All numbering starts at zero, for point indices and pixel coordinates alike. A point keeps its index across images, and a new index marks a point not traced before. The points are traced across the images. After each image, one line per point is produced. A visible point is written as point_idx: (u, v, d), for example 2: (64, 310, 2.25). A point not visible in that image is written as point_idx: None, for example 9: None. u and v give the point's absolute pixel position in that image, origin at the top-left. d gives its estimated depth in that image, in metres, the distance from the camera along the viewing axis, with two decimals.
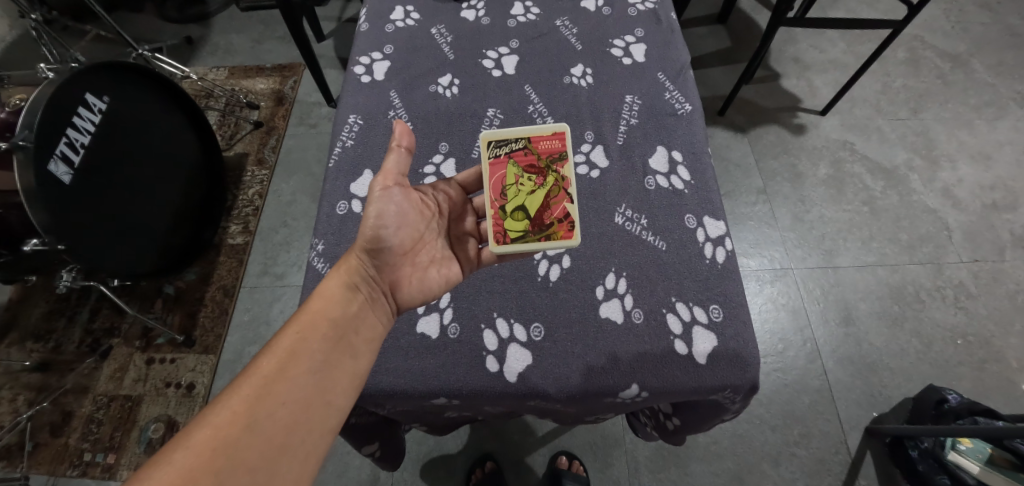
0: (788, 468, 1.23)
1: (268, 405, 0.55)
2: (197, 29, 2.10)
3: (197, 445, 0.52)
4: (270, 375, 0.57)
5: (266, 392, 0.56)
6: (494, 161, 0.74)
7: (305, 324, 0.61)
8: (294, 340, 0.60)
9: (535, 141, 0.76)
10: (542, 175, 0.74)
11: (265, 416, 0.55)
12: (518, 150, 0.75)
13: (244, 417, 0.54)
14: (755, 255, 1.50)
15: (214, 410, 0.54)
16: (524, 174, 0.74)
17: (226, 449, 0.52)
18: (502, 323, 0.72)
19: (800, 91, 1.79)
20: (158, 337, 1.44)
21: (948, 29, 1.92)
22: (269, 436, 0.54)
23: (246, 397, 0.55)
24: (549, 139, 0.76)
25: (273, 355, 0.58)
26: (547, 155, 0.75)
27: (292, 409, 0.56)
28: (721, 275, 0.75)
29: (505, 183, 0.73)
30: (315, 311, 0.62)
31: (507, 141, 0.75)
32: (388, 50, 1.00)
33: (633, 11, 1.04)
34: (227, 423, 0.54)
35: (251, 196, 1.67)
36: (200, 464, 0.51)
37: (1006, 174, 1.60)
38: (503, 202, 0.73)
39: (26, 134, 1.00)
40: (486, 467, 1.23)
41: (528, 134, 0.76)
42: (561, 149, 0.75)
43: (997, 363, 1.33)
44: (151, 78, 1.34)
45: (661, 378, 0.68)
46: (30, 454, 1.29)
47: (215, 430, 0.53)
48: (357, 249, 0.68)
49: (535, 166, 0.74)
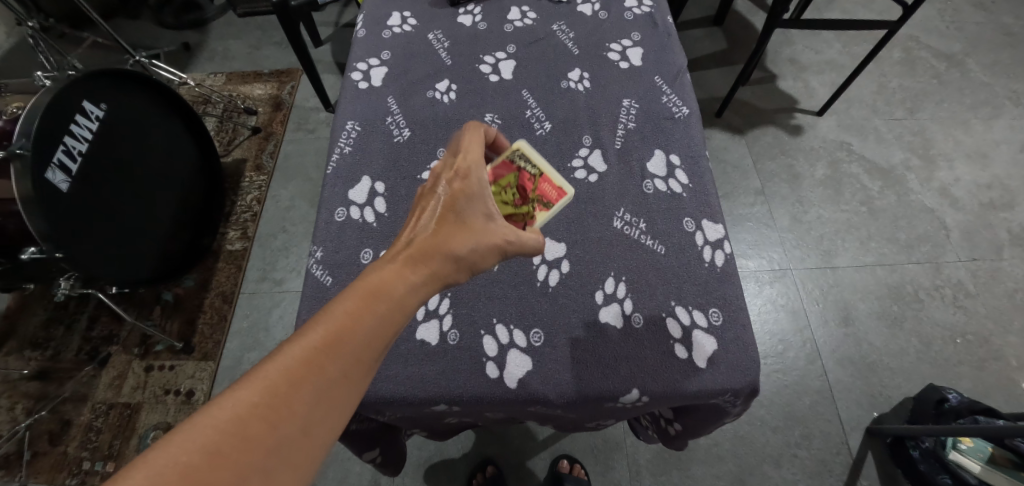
0: (789, 470, 1.23)
1: (315, 388, 0.42)
2: (195, 35, 2.11)
3: (222, 426, 0.38)
4: (321, 346, 0.44)
5: (306, 373, 0.42)
6: (504, 163, 0.71)
7: (364, 293, 0.48)
8: (352, 310, 0.46)
9: (543, 178, 0.72)
10: (523, 202, 0.69)
11: (311, 398, 0.42)
12: (528, 173, 0.71)
13: (275, 404, 0.40)
14: (754, 257, 1.50)
15: (246, 386, 0.40)
16: (513, 189, 0.69)
17: (250, 441, 0.39)
18: (502, 329, 0.72)
19: (798, 92, 1.80)
20: (157, 344, 1.43)
21: (943, 29, 1.94)
22: (304, 437, 0.41)
23: (281, 377, 0.41)
24: (554, 190, 0.72)
25: (326, 324, 0.45)
26: (539, 195, 0.71)
27: (335, 401, 0.43)
28: (721, 278, 0.75)
29: (494, 181, 0.69)
30: (374, 282, 0.49)
31: (529, 161, 0.72)
32: (385, 56, 1.00)
33: (629, 15, 1.04)
34: (262, 400, 0.40)
35: (250, 202, 1.67)
36: (220, 454, 0.37)
37: (1003, 173, 1.61)
38: None
39: (25, 141, 0.99)
40: (487, 472, 1.22)
41: (547, 169, 0.73)
42: (552, 203, 0.72)
43: (997, 361, 1.33)
44: (150, 85, 1.35)
45: (661, 384, 0.67)
46: (29, 463, 1.28)
47: (230, 409, 0.39)
48: (409, 232, 0.57)
49: (525, 193, 0.70)
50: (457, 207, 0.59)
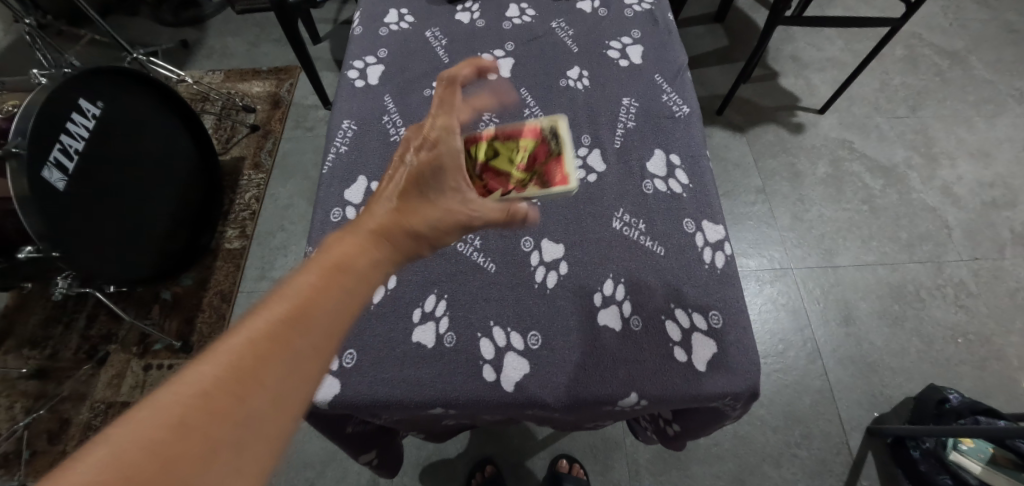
0: (790, 470, 1.22)
1: (275, 362, 0.41)
2: (192, 32, 2.09)
3: (179, 401, 0.37)
4: (281, 321, 0.43)
5: (269, 348, 0.41)
6: (534, 131, 0.75)
7: (327, 267, 0.48)
8: (313, 283, 0.46)
9: (560, 160, 0.73)
10: (526, 169, 0.72)
11: (275, 370, 0.41)
12: (549, 149, 0.73)
13: (239, 376, 0.39)
14: (754, 256, 1.49)
15: (206, 362, 0.39)
16: (525, 156, 0.73)
17: (211, 414, 0.37)
18: (500, 331, 0.71)
19: (799, 89, 1.79)
20: (155, 343, 1.43)
21: (945, 26, 1.92)
22: (271, 406, 0.40)
23: (245, 349, 0.41)
24: (560, 175, 0.72)
25: (286, 298, 0.44)
26: (545, 172, 0.72)
27: (303, 371, 0.42)
28: (721, 280, 0.74)
29: (514, 140, 0.74)
30: (334, 257, 0.49)
31: (556, 140, 0.74)
32: (382, 54, 0.99)
33: (630, 12, 1.04)
34: (222, 375, 0.39)
35: (249, 200, 1.67)
36: (178, 428, 0.36)
37: (1006, 171, 1.60)
38: (497, 139, 0.74)
39: (20, 139, 0.98)
40: (487, 471, 1.22)
41: (568, 154, 0.73)
42: (551, 184, 0.71)
43: (999, 361, 1.32)
44: (145, 82, 1.34)
45: (661, 387, 0.66)
46: (28, 462, 1.27)
47: (190, 385, 0.38)
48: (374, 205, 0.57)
49: (535, 164, 0.73)
50: (421, 182, 0.60)
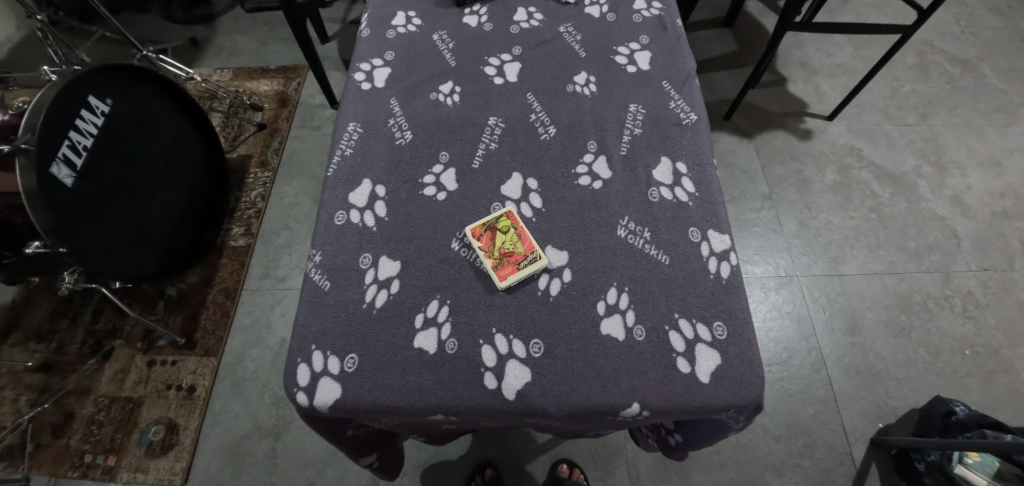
0: (791, 479, 1.21)
1: None
2: (202, 29, 2.10)
3: None
4: None
5: None
6: (530, 247, 0.76)
7: None
8: None
9: (512, 269, 0.74)
10: (499, 251, 0.75)
11: None
12: (516, 264, 0.75)
13: None
14: (760, 263, 1.48)
15: None
16: (508, 248, 0.76)
17: None
18: (502, 339, 0.70)
19: (808, 95, 1.78)
20: (159, 339, 1.43)
21: (957, 33, 1.91)
22: None
23: None
24: (506, 276, 0.74)
25: None
26: (502, 263, 0.75)
27: None
28: (726, 291, 0.74)
29: (517, 238, 0.77)
30: None
31: (529, 267, 0.75)
32: (389, 57, 0.99)
33: (638, 18, 1.03)
34: None
35: (254, 198, 1.67)
36: None
37: (1016, 181, 1.58)
38: (513, 225, 0.78)
39: (29, 136, 0.99)
40: (486, 474, 1.21)
41: (519, 273, 0.74)
42: (496, 271, 0.74)
43: (1008, 374, 1.30)
44: (155, 80, 1.35)
45: (663, 399, 0.66)
46: (31, 455, 1.28)
47: None
48: None
49: (504, 255, 0.75)
50: None
